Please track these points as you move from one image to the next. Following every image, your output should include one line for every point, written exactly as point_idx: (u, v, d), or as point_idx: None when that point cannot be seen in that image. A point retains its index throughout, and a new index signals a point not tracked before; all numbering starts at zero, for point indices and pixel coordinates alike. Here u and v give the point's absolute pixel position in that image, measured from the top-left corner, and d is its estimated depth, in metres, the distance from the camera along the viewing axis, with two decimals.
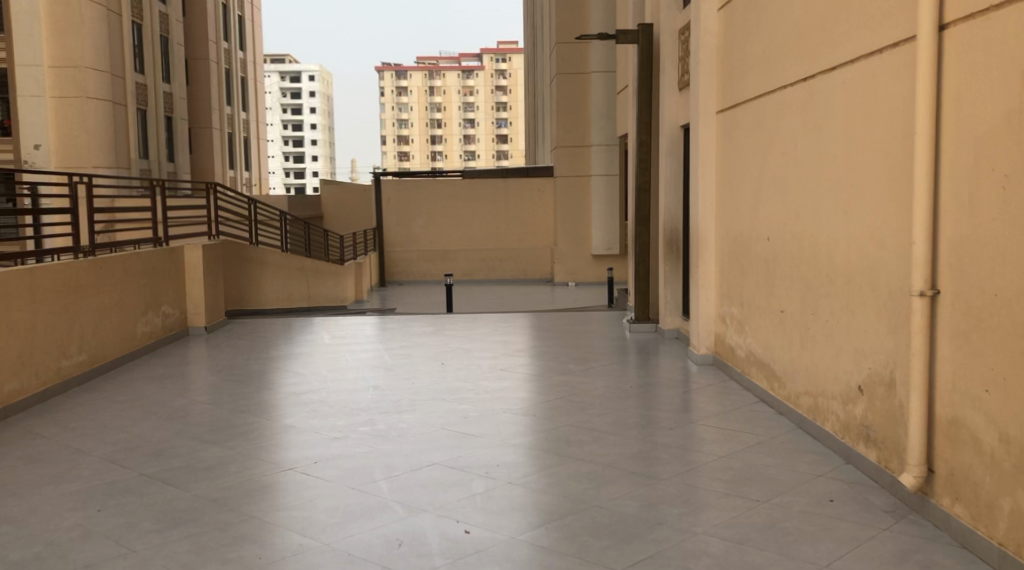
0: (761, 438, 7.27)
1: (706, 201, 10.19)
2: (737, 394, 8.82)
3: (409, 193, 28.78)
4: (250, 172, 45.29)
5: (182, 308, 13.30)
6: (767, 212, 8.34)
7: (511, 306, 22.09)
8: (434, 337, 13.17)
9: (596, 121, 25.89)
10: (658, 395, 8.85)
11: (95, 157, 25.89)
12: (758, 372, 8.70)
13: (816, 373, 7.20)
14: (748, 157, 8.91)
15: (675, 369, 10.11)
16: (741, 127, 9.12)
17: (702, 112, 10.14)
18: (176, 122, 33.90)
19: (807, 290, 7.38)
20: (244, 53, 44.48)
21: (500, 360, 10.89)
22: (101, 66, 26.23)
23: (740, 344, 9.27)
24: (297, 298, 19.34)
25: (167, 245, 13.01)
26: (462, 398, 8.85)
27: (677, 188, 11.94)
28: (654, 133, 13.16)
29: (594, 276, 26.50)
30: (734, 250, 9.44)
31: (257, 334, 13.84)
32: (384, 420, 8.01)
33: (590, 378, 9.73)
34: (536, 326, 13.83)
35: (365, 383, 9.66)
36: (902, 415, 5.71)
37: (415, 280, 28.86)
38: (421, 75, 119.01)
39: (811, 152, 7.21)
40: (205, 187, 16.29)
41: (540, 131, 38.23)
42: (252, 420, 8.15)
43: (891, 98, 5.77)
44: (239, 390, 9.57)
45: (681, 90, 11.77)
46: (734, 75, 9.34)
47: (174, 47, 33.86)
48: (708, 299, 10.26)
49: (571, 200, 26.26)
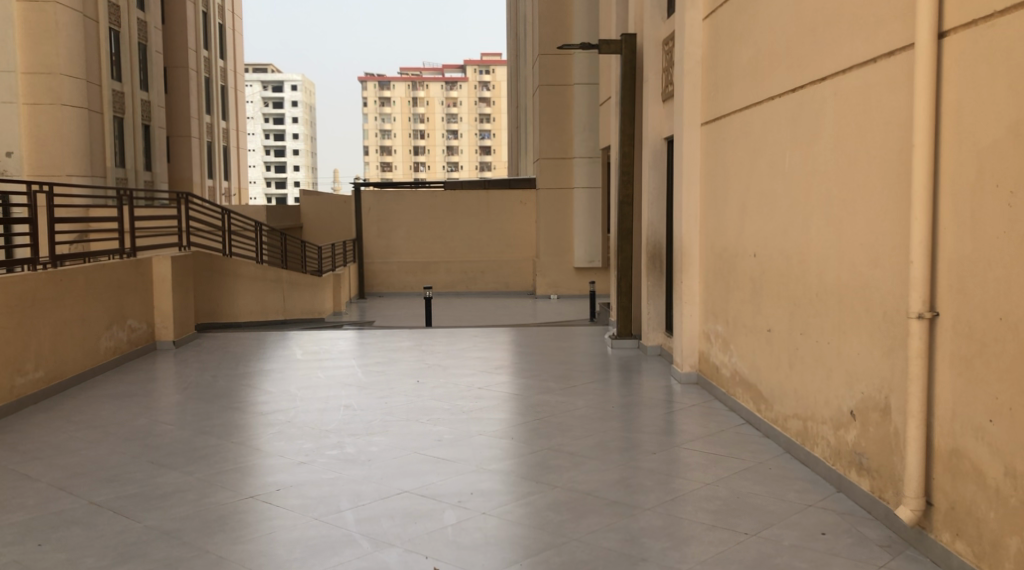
0: (748, 463, 6.95)
1: (691, 215, 9.90)
2: (722, 415, 8.51)
3: (390, 204, 28.38)
4: (230, 181, 44.80)
5: (149, 321, 12.89)
6: (754, 228, 8.04)
7: (492, 319, 21.76)
8: (411, 353, 12.81)
9: (579, 132, 25.70)
10: (640, 416, 8.53)
11: (69, 166, 25.40)
12: (743, 392, 8.39)
13: (806, 396, 6.89)
14: (734, 171, 8.62)
15: (658, 389, 9.80)
16: (727, 139, 8.84)
17: (686, 124, 9.85)
18: (153, 130, 33.40)
19: (796, 310, 7.08)
20: (224, 62, 44.04)
21: (478, 378, 10.55)
22: (76, 73, 25.80)
23: (725, 363, 8.96)
24: (272, 310, 18.93)
25: (134, 257, 12.61)
26: (436, 418, 8.50)
27: (661, 201, 11.67)
28: (638, 145, 12.88)
29: (576, 289, 26.11)
30: (719, 265, 9.13)
31: (228, 349, 13.44)
32: (354, 444, 7.65)
33: (570, 397, 9.40)
34: (516, 342, 13.51)
35: (337, 402, 9.30)
36: (897, 443, 5.41)
37: (395, 292, 28.48)
38: (404, 86, 119.37)
39: (801, 166, 6.91)
40: (177, 197, 15.87)
41: (523, 142, 38.00)
42: (215, 443, 7.78)
43: (886, 109, 5.48)
44: (204, 410, 9.18)
45: (664, 102, 11.49)
46: (720, 86, 9.06)
47: (152, 54, 33.41)
48: (692, 316, 9.96)
49: (553, 212, 25.99)
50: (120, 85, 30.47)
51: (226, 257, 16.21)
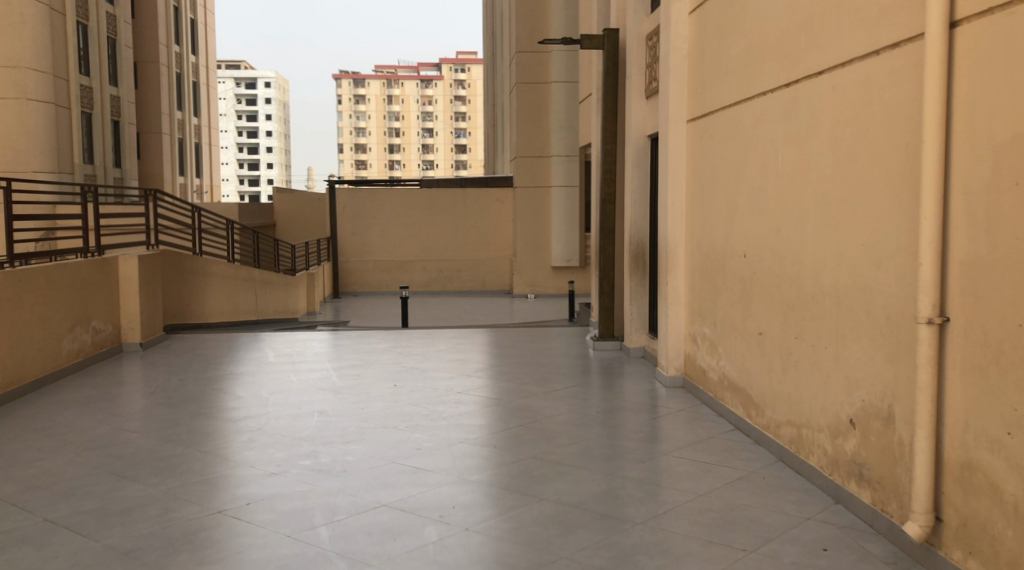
0: (740, 472, 6.67)
1: (677, 214, 9.62)
2: (710, 421, 8.23)
3: (365, 202, 27.98)
4: (202, 179, 44.14)
5: (115, 323, 12.48)
6: (744, 227, 7.77)
7: (470, 319, 21.45)
8: (387, 355, 12.46)
9: (556, 130, 25.39)
10: (624, 422, 8.24)
11: (35, 161, 25.28)
12: (732, 397, 8.13)
13: (801, 402, 6.62)
14: (722, 168, 8.35)
15: (642, 392, 9.52)
16: (715, 136, 8.57)
17: (672, 121, 9.57)
18: (123, 126, 32.79)
19: (789, 313, 6.81)
20: (196, 57, 43.38)
21: (457, 381, 10.23)
22: (43, 67, 25.64)
23: (713, 366, 8.69)
24: (244, 310, 18.50)
25: (99, 256, 12.19)
26: (415, 425, 8.16)
27: (644, 199, 11.40)
28: (620, 142, 12.58)
29: (553, 288, 25.85)
30: (706, 266, 8.87)
31: (197, 351, 13.02)
32: (328, 452, 7.31)
33: (552, 401, 9.10)
34: (495, 343, 13.19)
35: (311, 408, 8.94)
36: (902, 454, 5.15)
37: (370, 291, 28.07)
38: (379, 84, 118.77)
39: (795, 163, 6.65)
40: (145, 194, 15.41)
41: (499, 140, 37.67)
42: (181, 452, 7.41)
43: (892, 103, 5.21)
44: (170, 416, 8.79)
45: (648, 98, 11.20)
46: (707, 82, 8.78)
47: (122, 49, 32.80)
48: (678, 318, 9.68)
49: (530, 211, 25.70)
50: (89, 80, 29.85)
51: (197, 257, 15.78)
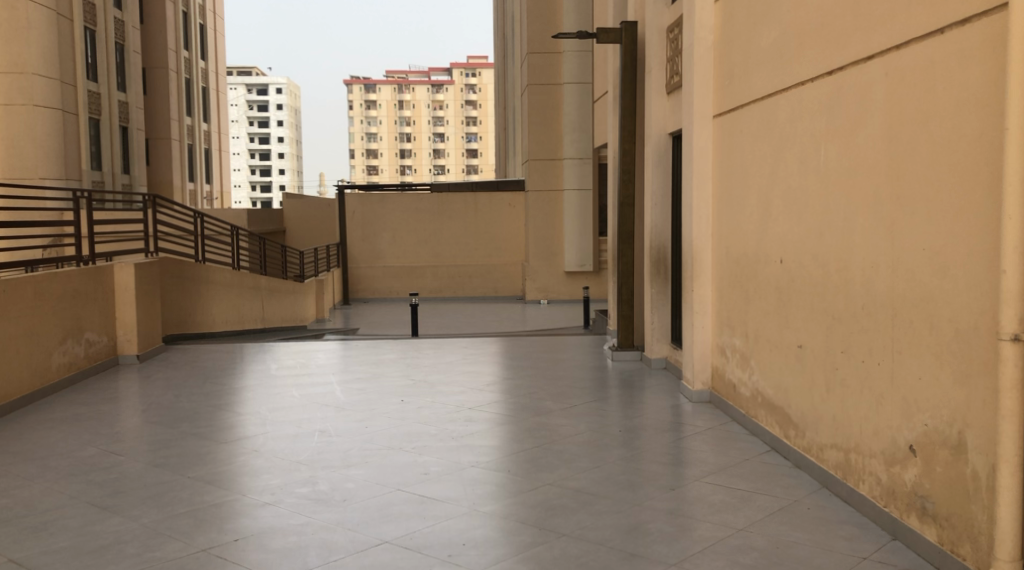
0: (782, 502, 6.01)
1: (703, 217, 8.97)
2: (742, 441, 7.58)
3: (375, 207, 27.46)
4: (212, 185, 43.68)
5: (110, 334, 11.94)
6: (780, 229, 7.14)
7: (481, 326, 20.85)
8: (395, 366, 11.86)
9: (568, 133, 24.76)
10: (646, 443, 7.59)
11: (43, 167, 25.13)
12: (767, 415, 7.48)
13: (848, 423, 5.98)
14: (754, 167, 7.73)
15: (666, 408, 8.87)
16: (745, 131, 7.95)
17: (696, 117, 8.94)
18: (132, 132, 32.33)
19: (834, 324, 6.17)
20: (206, 63, 42.96)
21: (466, 396, 9.61)
22: (50, 73, 25.45)
23: (745, 382, 8.04)
24: (249, 319, 17.93)
25: (93, 264, 11.65)
26: (422, 447, 7.54)
27: (665, 201, 10.77)
28: (639, 141, 11.93)
29: (566, 293, 25.19)
30: (736, 273, 8.23)
31: (196, 363, 12.43)
32: (328, 478, 6.71)
33: (570, 419, 8.47)
34: (508, 354, 12.56)
35: (312, 427, 8.34)
36: (978, 489, 4.51)
37: (380, 297, 27.48)
38: (391, 89, 117.80)
39: (840, 158, 6.01)
40: (146, 201, 14.86)
41: (511, 144, 37.12)
42: (168, 478, 6.80)
43: (966, 87, 4.59)
44: (161, 437, 8.20)
45: (669, 94, 10.56)
46: (736, 74, 8.15)
47: (130, 54, 32.37)
48: (704, 328, 9.05)
49: (543, 214, 25.04)
50: (96, 85, 29.40)
51: (200, 263, 15.20)
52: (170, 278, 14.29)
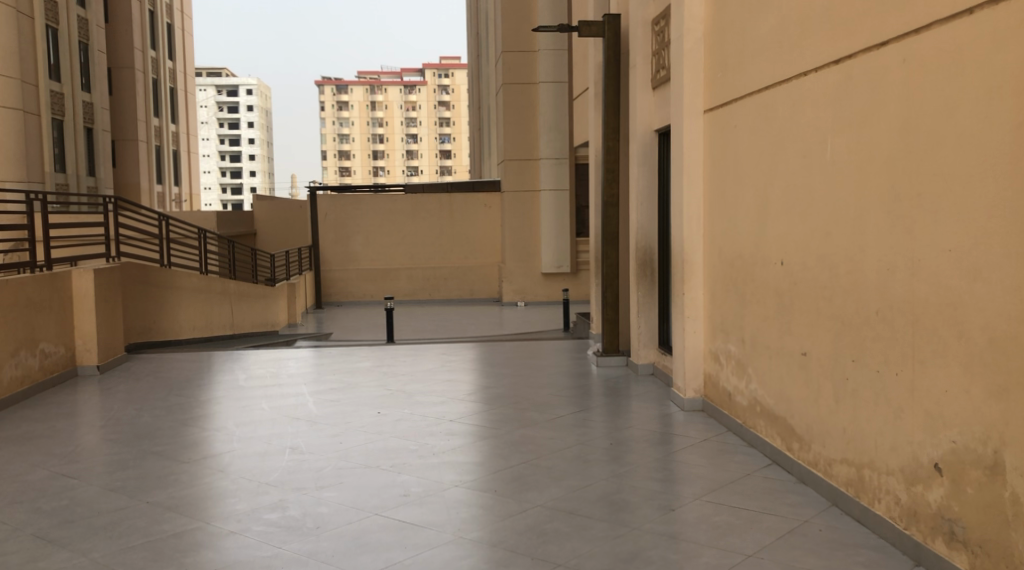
0: (790, 523, 5.57)
1: (693, 217, 8.54)
2: (740, 454, 7.14)
3: (348, 209, 26.88)
4: (181, 187, 42.81)
5: (68, 344, 11.36)
6: (779, 229, 6.72)
7: (458, 330, 20.36)
8: (370, 375, 11.34)
9: (544, 132, 24.26)
10: (638, 457, 7.12)
11: (3, 169, 24.53)
12: (767, 426, 7.05)
13: (859, 437, 5.54)
14: (749, 163, 7.31)
15: (656, 418, 8.43)
16: (739, 125, 7.51)
17: (686, 112, 8.51)
18: (97, 133, 31.51)
19: (843, 330, 5.74)
20: (173, 62, 42.09)
21: (445, 407, 9.11)
22: (11, 72, 24.83)
23: (741, 390, 7.62)
24: (218, 325, 17.33)
25: (49, 271, 11.08)
26: (401, 465, 7.04)
27: (651, 201, 10.33)
28: (624, 139, 11.50)
29: (543, 296, 24.74)
30: (730, 276, 7.80)
31: (161, 374, 11.85)
32: (300, 502, 6.21)
33: (556, 431, 7.99)
34: (487, 360, 12.07)
35: (282, 443, 7.82)
36: (1018, 515, 4.10)
37: (354, 301, 26.90)
38: (363, 89, 117.10)
39: (850, 152, 5.59)
40: (107, 204, 14.25)
41: (486, 144, 36.61)
42: (124, 504, 6.27)
43: (1002, 72, 4.20)
44: (120, 456, 7.65)
45: (655, 90, 10.13)
46: (729, 65, 7.73)
47: (95, 54, 31.54)
48: (696, 333, 8.61)
49: (519, 215, 24.59)
50: (60, 85, 28.56)
51: (165, 268, 14.61)
52: (133, 284, 13.68)
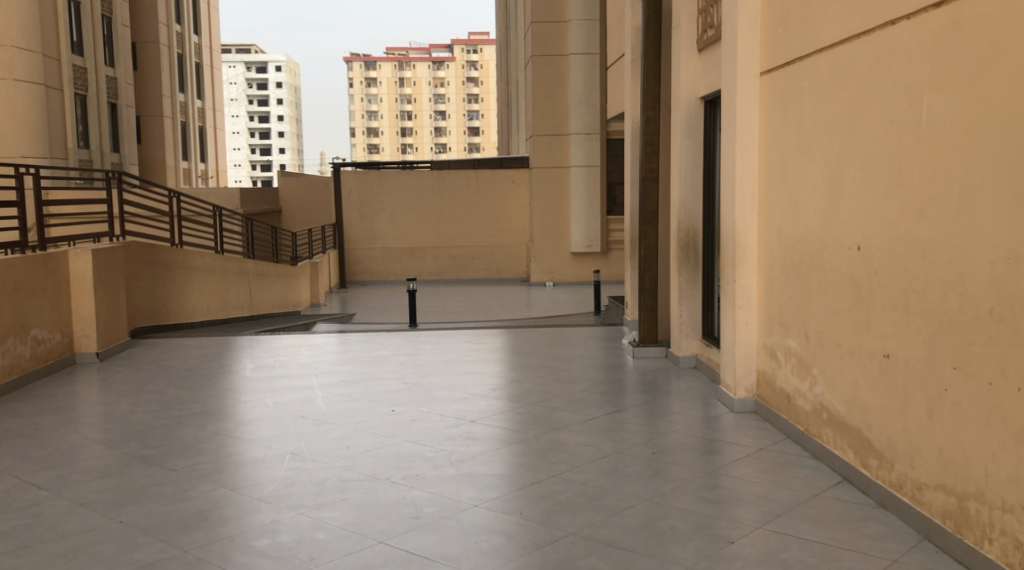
0: (875, 564, 4.62)
1: (747, 195, 7.54)
2: (801, 468, 6.19)
3: (372, 185, 25.95)
4: (207, 163, 42.09)
5: (65, 330, 10.60)
6: (857, 208, 5.73)
7: (485, 312, 19.54)
8: (388, 365, 10.47)
9: (575, 106, 23.17)
10: (683, 472, 6.18)
11: (24, 145, 23.93)
12: (837, 437, 6.08)
13: (961, 459, 4.58)
14: (817, 131, 6.31)
15: (701, 422, 7.48)
16: (805, 87, 6.52)
17: (739, 75, 7.50)
18: (122, 109, 30.78)
19: (940, 332, 4.77)
20: (199, 38, 41.22)
21: (466, 405, 8.22)
22: (31, 46, 24.17)
23: (804, 393, 6.66)
24: (235, 307, 16.57)
25: (42, 252, 10.28)
26: (415, 477, 6.16)
27: (696, 176, 9.35)
28: (664, 108, 10.49)
29: (573, 275, 23.82)
30: (792, 262, 6.82)
31: (163, 362, 11.04)
32: (296, 524, 5.35)
33: (589, 437, 7.06)
34: (513, 350, 11.16)
35: (281, 448, 6.96)
36: None
37: (378, 280, 26.09)
38: (391, 66, 115.00)
39: (955, 115, 4.61)
40: (114, 180, 13.42)
41: (515, 120, 35.52)
42: (92, 524, 5.44)
43: None
44: (100, 460, 6.82)
45: (701, 52, 9.15)
46: (793, 19, 6.73)
47: (119, 27, 30.75)
48: (748, 327, 7.64)
49: (548, 192, 23.64)
50: (82, 59, 27.81)
51: (175, 248, 13.80)
52: (141, 264, 12.90)
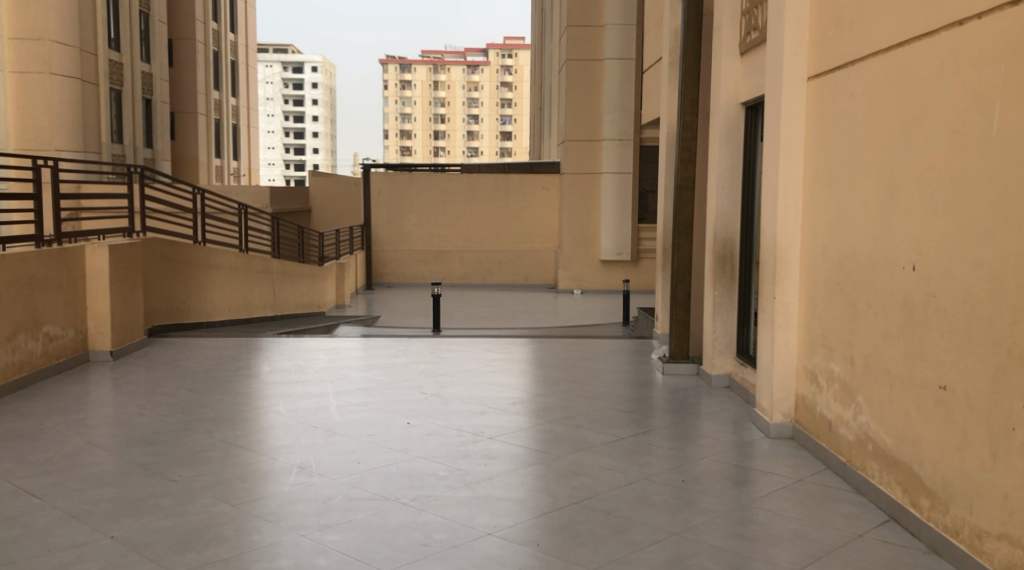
0: None
1: (790, 207, 7.10)
2: (843, 503, 5.73)
3: (402, 187, 25.64)
4: (239, 161, 42.04)
5: (79, 326, 10.33)
6: (914, 224, 5.29)
7: (510, 317, 19.20)
8: (407, 372, 10.11)
9: (608, 112, 22.76)
10: (713, 503, 5.75)
11: (58, 138, 23.85)
12: (883, 471, 5.63)
13: None
14: (870, 140, 5.88)
15: (733, 448, 7.04)
16: (857, 92, 6.08)
17: (785, 79, 7.06)
18: (156, 104, 30.70)
19: (1009, 364, 4.34)
20: (235, 36, 41.18)
21: (485, 419, 7.82)
22: (68, 39, 24.10)
23: (846, 422, 6.21)
24: (258, 306, 16.29)
25: (58, 246, 10.02)
26: (427, 498, 5.78)
27: (734, 186, 8.92)
28: (703, 114, 10.04)
29: (601, 284, 23.38)
30: (837, 280, 6.38)
31: (177, 362, 10.74)
32: (296, 548, 4.98)
33: (613, 459, 6.64)
34: (538, 361, 10.76)
35: (289, 460, 6.61)
36: None
37: (404, 282, 25.79)
38: (426, 69, 115.11)
39: None
40: (137, 174, 13.17)
41: (548, 124, 35.11)
42: (81, 539, 5.10)
43: None
44: (99, 467, 6.48)
45: (744, 55, 8.73)
46: (845, 21, 6.30)
47: (156, 23, 30.67)
48: (787, 347, 7.19)
49: (579, 199, 23.22)
50: (118, 54, 27.74)
51: (197, 245, 13.52)
52: (161, 261, 12.63)
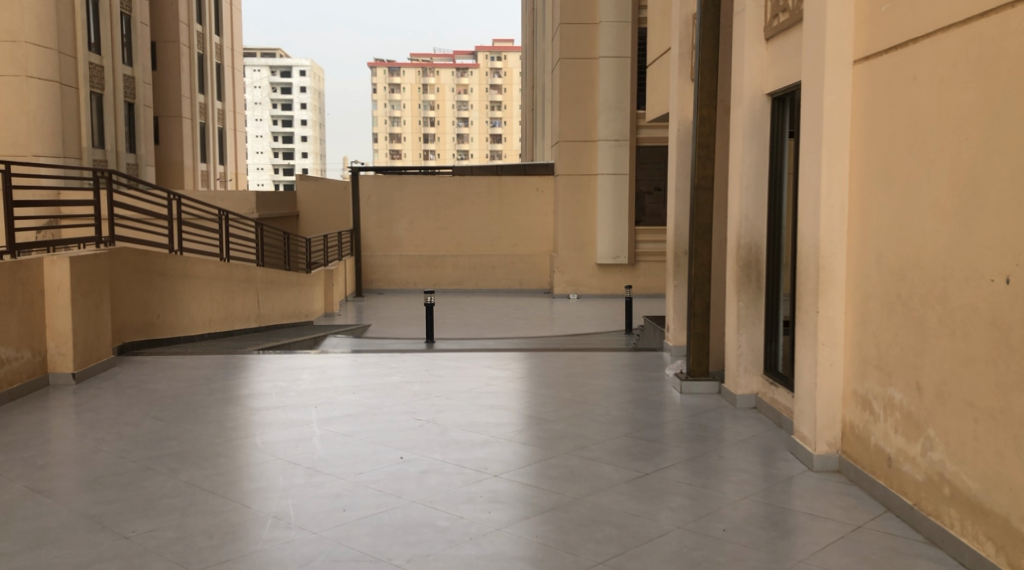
0: None
1: (834, 208, 6.20)
2: (915, 559, 4.85)
3: (392, 190, 24.70)
4: (226, 166, 40.95)
5: (37, 346, 9.39)
6: (1005, 227, 4.43)
7: (507, 325, 18.30)
8: (398, 393, 9.19)
9: (603, 111, 21.86)
10: (754, 559, 4.87)
11: (37, 144, 22.90)
12: (965, 521, 4.76)
13: None
14: (940, 128, 5.00)
15: (768, 483, 6.15)
16: (922, 74, 5.20)
17: (827, 63, 6.15)
18: (139, 109, 29.65)
19: None
20: (220, 38, 40.12)
21: (487, 453, 6.89)
22: (45, 42, 23.08)
23: (911, 458, 5.34)
24: (240, 317, 15.36)
25: (12, 259, 9.07)
26: (426, 558, 4.87)
27: (760, 185, 8.04)
28: (721, 109, 9.17)
29: (598, 288, 22.47)
30: (897, 292, 5.50)
31: (147, 385, 9.77)
32: None
33: (636, 502, 5.75)
34: (542, 380, 9.86)
35: (264, 509, 5.68)
36: None
37: (395, 289, 24.85)
38: (415, 72, 114.15)
39: None
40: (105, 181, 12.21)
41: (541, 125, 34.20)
42: None
43: None
44: (39, 520, 5.54)
45: (769, 41, 7.86)
46: None
47: (138, 26, 29.61)
48: (832, 367, 6.30)
49: (574, 201, 22.33)
50: (99, 57, 26.70)
51: (173, 256, 12.59)
52: (132, 273, 11.68)
